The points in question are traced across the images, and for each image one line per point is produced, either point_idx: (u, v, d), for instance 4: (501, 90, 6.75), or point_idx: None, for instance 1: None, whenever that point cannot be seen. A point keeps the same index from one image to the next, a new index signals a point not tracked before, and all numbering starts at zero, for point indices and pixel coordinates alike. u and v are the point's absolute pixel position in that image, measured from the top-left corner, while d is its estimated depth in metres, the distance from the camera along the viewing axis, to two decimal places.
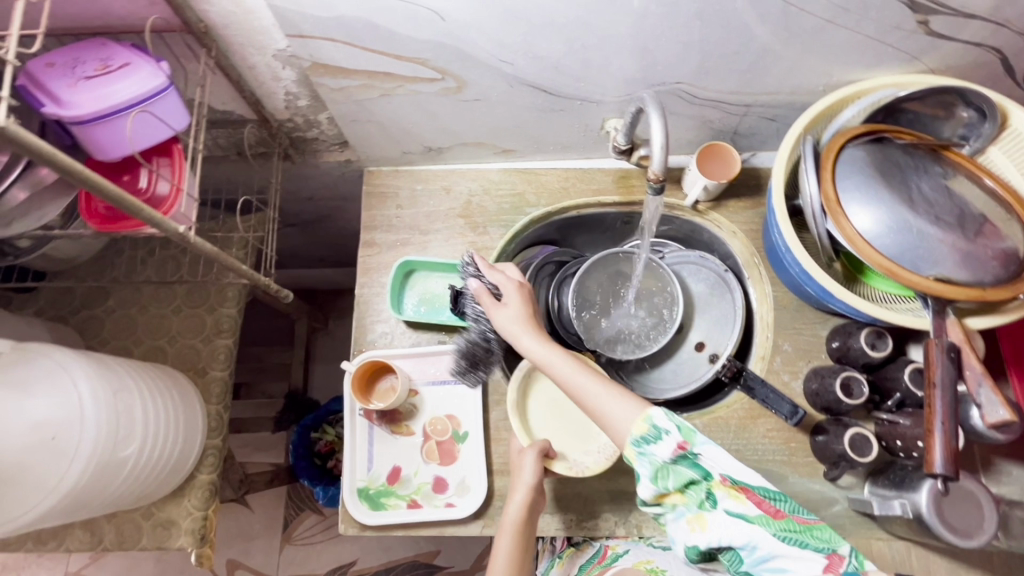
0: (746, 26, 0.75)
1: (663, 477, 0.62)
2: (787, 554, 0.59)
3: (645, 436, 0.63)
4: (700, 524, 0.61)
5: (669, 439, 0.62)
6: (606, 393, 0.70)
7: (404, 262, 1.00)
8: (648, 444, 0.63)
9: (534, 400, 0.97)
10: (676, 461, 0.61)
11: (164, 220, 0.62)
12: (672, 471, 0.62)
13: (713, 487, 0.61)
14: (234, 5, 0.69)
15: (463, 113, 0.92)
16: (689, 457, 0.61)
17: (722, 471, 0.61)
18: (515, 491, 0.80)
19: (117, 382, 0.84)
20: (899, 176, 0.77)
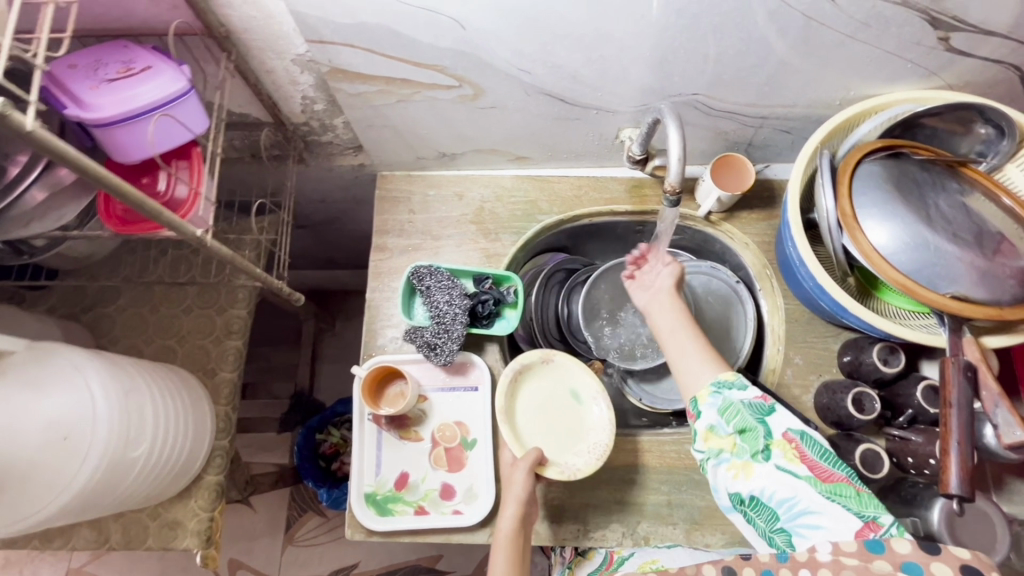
0: (765, 39, 0.75)
1: (731, 416, 0.68)
2: (825, 513, 0.62)
3: (731, 382, 0.71)
4: (747, 471, 0.66)
5: (751, 389, 0.69)
6: (694, 353, 0.76)
7: (416, 267, 0.96)
8: (729, 389, 0.70)
9: (521, 403, 0.94)
10: (751, 407, 0.68)
11: (181, 223, 0.62)
12: (741, 415, 0.68)
13: (774, 443, 0.66)
14: (256, 10, 0.69)
15: (478, 120, 0.92)
16: (762, 411, 0.68)
17: (787, 427, 0.67)
18: (508, 501, 0.80)
19: (129, 383, 0.84)
20: (916, 192, 0.77)
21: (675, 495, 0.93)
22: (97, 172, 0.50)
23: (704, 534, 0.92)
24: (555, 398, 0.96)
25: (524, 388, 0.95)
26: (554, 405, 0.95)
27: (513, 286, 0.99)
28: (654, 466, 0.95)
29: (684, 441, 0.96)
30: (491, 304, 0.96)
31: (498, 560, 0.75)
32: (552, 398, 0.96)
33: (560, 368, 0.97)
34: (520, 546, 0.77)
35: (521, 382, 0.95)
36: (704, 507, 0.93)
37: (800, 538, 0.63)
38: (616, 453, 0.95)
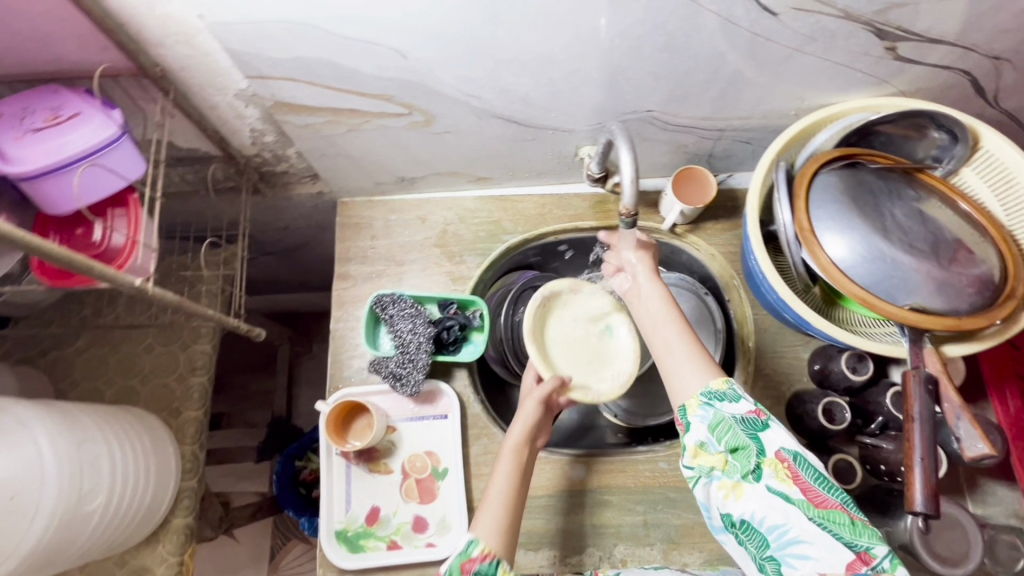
0: (713, 56, 0.74)
1: (722, 433, 0.65)
2: (816, 541, 0.59)
3: (722, 392, 0.67)
4: (737, 492, 0.63)
5: (744, 401, 0.66)
6: (682, 352, 0.72)
7: (379, 295, 0.94)
8: (720, 400, 0.66)
9: (548, 331, 0.89)
10: (742, 422, 0.65)
11: (117, 274, 0.60)
12: (732, 432, 0.64)
13: (765, 462, 0.64)
14: (190, 49, 0.67)
15: (434, 145, 0.90)
16: (755, 426, 0.65)
17: (780, 445, 0.64)
18: (518, 418, 0.80)
19: (82, 434, 0.81)
20: (872, 203, 0.76)
21: (651, 515, 0.92)
22: (25, 238, 0.48)
23: (681, 553, 0.91)
24: (581, 325, 0.91)
25: (550, 315, 0.90)
26: (580, 333, 0.90)
27: (479, 309, 0.97)
28: (628, 486, 0.94)
29: (658, 459, 0.95)
30: (457, 330, 0.94)
31: (500, 480, 0.74)
32: (578, 327, 0.90)
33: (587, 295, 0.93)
34: (524, 467, 0.76)
35: (545, 307, 0.89)
36: (680, 525, 0.92)
37: (789, 567, 0.60)
38: (590, 475, 0.94)
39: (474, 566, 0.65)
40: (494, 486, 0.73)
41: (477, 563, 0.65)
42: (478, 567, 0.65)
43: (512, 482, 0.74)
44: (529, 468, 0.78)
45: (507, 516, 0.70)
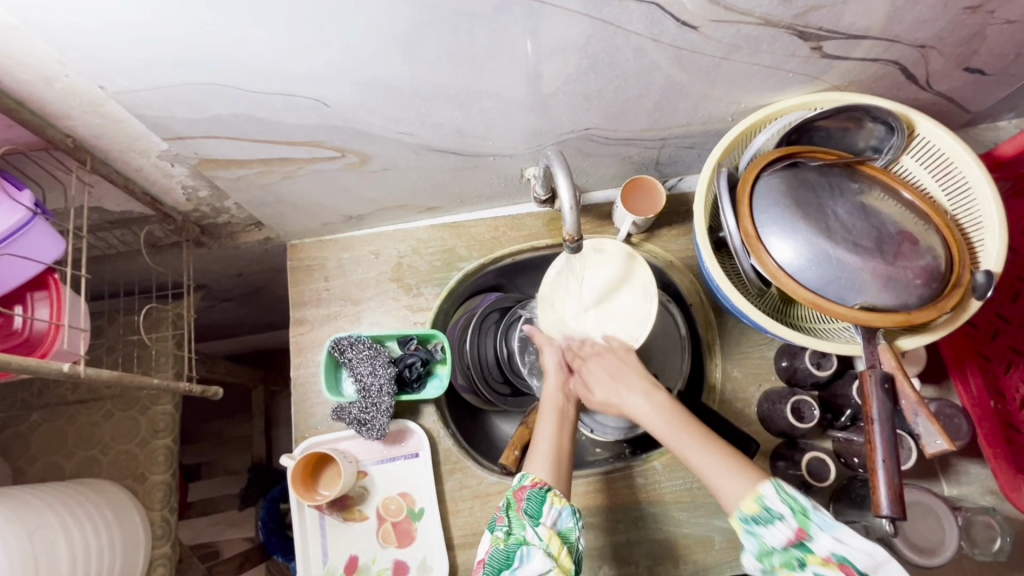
0: (641, 72, 0.73)
1: (769, 558, 0.60)
2: None
3: (755, 516, 0.60)
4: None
5: (781, 526, 0.59)
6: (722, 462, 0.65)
7: (336, 339, 0.91)
8: (757, 526, 0.60)
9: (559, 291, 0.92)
10: (785, 547, 0.59)
11: (43, 364, 0.58)
12: (781, 555, 0.59)
13: (817, 564, 0.58)
14: (100, 117, 0.66)
15: (375, 183, 0.88)
16: (800, 545, 0.59)
17: (832, 551, 0.57)
18: (548, 372, 0.85)
19: (35, 520, 0.78)
20: (815, 202, 0.76)
21: (633, 533, 0.92)
22: None
23: (667, 567, 0.90)
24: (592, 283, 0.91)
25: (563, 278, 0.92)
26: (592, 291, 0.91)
27: (440, 342, 0.96)
28: (608, 506, 0.93)
29: (635, 475, 0.94)
30: (419, 366, 0.93)
31: (545, 426, 0.78)
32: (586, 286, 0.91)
33: (607, 257, 0.91)
34: (564, 411, 0.80)
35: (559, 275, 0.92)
36: (664, 539, 0.91)
37: None
38: (569, 499, 0.94)
39: (525, 494, 0.69)
40: (540, 430, 0.77)
41: (527, 489, 0.69)
42: (528, 493, 0.68)
43: (557, 428, 0.77)
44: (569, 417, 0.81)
45: (555, 455, 0.74)
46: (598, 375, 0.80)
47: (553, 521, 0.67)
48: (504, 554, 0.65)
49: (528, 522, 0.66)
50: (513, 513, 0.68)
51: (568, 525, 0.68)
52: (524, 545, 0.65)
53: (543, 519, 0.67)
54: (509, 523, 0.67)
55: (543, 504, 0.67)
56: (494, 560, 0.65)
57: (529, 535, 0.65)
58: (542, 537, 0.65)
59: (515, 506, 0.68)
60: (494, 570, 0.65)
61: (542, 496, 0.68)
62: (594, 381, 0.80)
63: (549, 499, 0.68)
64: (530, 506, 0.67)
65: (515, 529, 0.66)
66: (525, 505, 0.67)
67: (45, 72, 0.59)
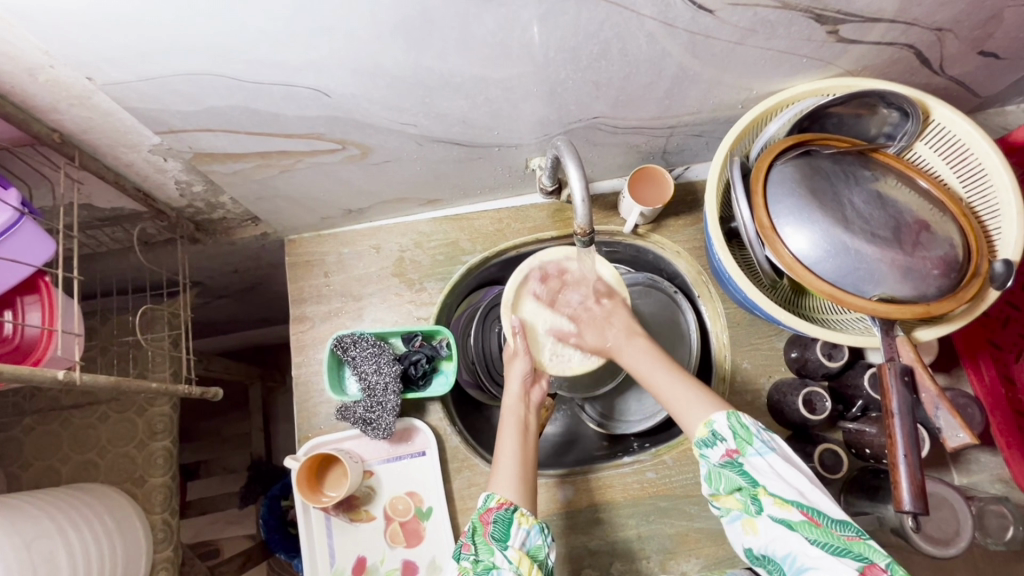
0: (653, 58, 0.71)
1: (717, 482, 0.66)
2: (822, 562, 0.57)
3: (706, 438, 0.67)
4: (752, 526, 0.62)
5: (720, 445, 0.66)
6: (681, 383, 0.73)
7: (339, 337, 0.89)
8: (706, 449, 0.67)
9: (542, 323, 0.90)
10: (727, 468, 0.65)
11: (36, 372, 0.56)
12: (725, 477, 0.65)
13: (758, 490, 0.62)
14: (88, 111, 0.63)
15: (376, 176, 0.86)
16: (738, 465, 0.64)
17: (762, 471, 0.63)
18: (512, 380, 0.83)
19: (34, 529, 0.76)
20: (830, 191, 0.74)
21: (644, 528, 0.91)
22: None
23: (679, 562, 0.90)
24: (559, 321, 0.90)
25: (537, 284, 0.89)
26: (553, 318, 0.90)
27: (445, 338, 0.93)
28: (619, 501, 0.92)
29: (645, 470, 0.93)
30: (424, 363, 0.91)
31: (508, 440, 0.77)
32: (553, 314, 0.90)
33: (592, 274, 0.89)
34: (526, 422, 0.79)
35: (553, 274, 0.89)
36: (675, 534, 0.91)
37: None
38: (578, 495, 0.93)
39: (491, 516, 0.69)
40: (502, 449, 0.76)
41: (493, 512, 0.68)
42: (495, 516, 0.68)
43: (519, 447, 0.76)
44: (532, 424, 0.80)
45: (520, 473, 0.73)
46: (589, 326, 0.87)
47: (521, 542, 0.67)
48: None
49: (496, 547, 0.66)
50: (481, 539, 0.67)
51: (537, 543, 0.68)
52: (493, 569, 0.64)
53: (512, 541, 0.66)
54: (477, 551, 0.66)
55: (510, 526, 0.67)
56: None
57: (498, 560, 0.65)
58: (510, 560, 0.65)
59: (483, 530, 0.68)
60: None
61: (508, 518, 0.68)
62: (586, 328, 0.87)
63: (515, 519, 0.68)
64: (498, 529, 0.67)
65: (483, 555, 0.66)
66: (492, 529, 0.67)
67: (29, 64, 0.55)
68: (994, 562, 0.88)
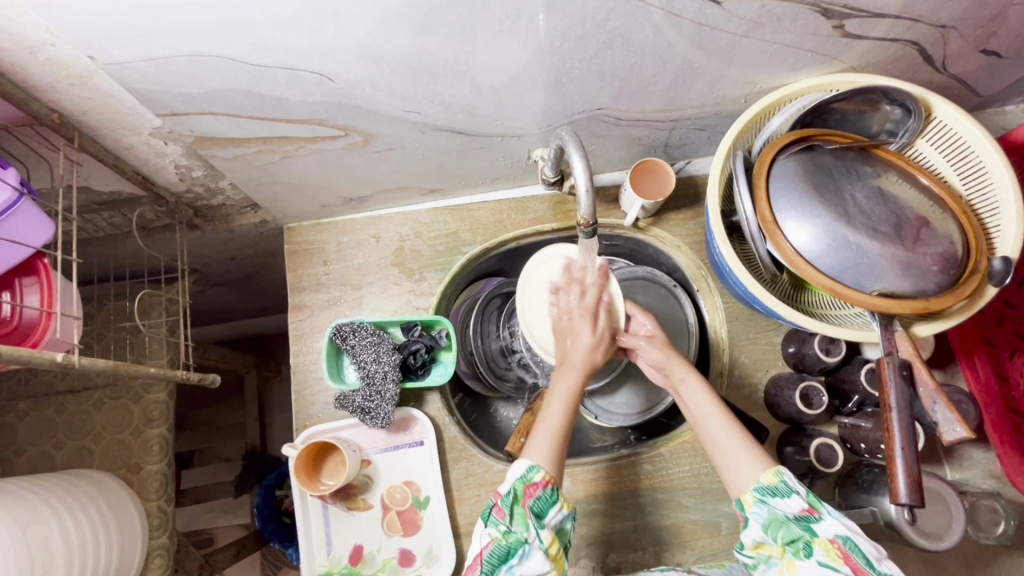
0: (660, 49, 0.71)
1: (774, 530, 0.63)
2: None
3: (774, 488, 0.65)
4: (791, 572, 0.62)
5: (796, 497, 0.64)
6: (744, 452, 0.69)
7: (338, 325, 0.89)
8: (772, 497, 0.64)
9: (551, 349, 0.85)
10: (795, 520, 0.63)
11: (35, 353, 0.55)
12: (786, 528, 0.63)
13: (815, 542, 0.61)
14: (89, 91, 0.62)
15: (378, 164, 0.85)
16: (809, 520, 0.63)
17: (835, 532, 0.61)
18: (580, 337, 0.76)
19: (30, 514, 0.76)
20: (832, 187, 0.74)
21: (641, 519, 0.92)
22: None
23: (674, 553, 0.90)
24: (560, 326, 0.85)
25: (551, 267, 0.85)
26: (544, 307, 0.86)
27: (444, 328, 0.93)
28: (615, 492, 0.93)
29: (642, 461, 0.94)
30: (423, 353, 0.91)
31: (566, 378, 0.74)
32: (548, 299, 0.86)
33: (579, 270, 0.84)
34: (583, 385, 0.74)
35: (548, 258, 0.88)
36: (671, 526, 0.91)
37: None
38: (576, 486, 0.93)
39: (535, 491, 0.67)
40: (548, 412, 0.72)
41: (540, 488, 0.67)
42: (540, 493, 0.67)
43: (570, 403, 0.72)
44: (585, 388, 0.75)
45: (557, 444, 0.71)
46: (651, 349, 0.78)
47: (555, 522, 0.68)
48: (504, 549, 0.64)
49: (532, 522, 0.65)
50: (519, 510, 0.66)
51: (565, 526, 0.69)
52: (525, 543, 0.64)
53: (547, 520, 0.67)
54: (512, 520, 0.65)
55: (551, 506, 0.67)
56: (494, 555, 0.63)
57: (532, 535, 0.64)
58: (543, 538, 0.65)
59: (523, 501, 0.66)
60: (490, 565, 0.64)
61: (552, 499, 0.67)
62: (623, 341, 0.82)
63: (557, 501, 0.68)
64: (538, 506, 0.66)
65: (517, 527, 0.65)
66: (534, 504, 0.66)
67: (29, 41, 0.54)
68: (984, 556, 0.90)
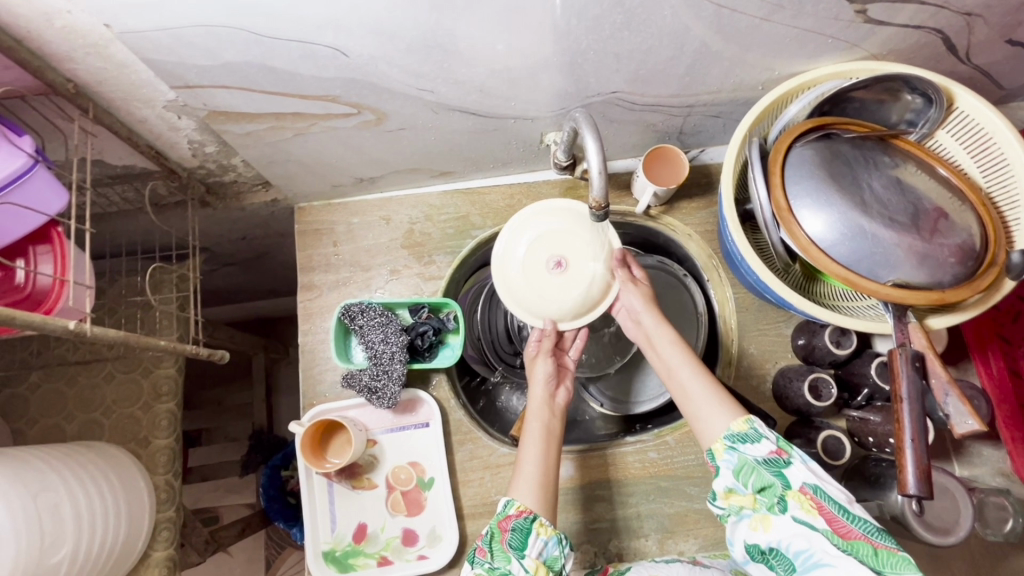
0: (677, 31, 0.69)
1: (746, 477, 0.65)
2: (835, 563, 0.58)
3: (744, 435, 0.66)
4: (764, 523, 0.63)
5: (765, 441, 0.65)
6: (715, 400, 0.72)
7: (346, 305, 0.89)
8: (743, 443, 0.66)
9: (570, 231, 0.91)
10: (765, 466, 0.64)
11: (48, 320, 0.56)
12: (757, 474, 0.64)
13: (788, 494, 0.63)
14: (104, 61, 0.62)
15: (389, 144, 0.85)
16: (779, 464, 0.64)
17: (803, 479, 0.62)
18: (536, 382, 0.84)
19: (40, 481, 0.78)
20: (849, 175, 0.73)
21: (644, 506, 0.92)
22: None
23: (676, 541, 0.90)
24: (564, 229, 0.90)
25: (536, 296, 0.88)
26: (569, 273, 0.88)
27: (452, 311, 0.93)
28: (618, 479, 0.93)
29: (647, 449, 0.94)
30: (431, 335, 0.90)
31: (531, 426, 0.79)
32: (562, 266, 0.88)
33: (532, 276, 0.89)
34: (550, 427, 0.79)
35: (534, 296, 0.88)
36: (674, 514, 0.91)
37: None
38: (581, 471, 0.93)
39: (510, 524, 0.70)
40: (526, 450, 0.77)
41: (512, 519, 0.70)
42: (514, 524, 0.70)
43: (542, 446, 0.77)
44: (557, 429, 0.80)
45: (541, 483, 0.74)
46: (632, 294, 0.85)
47: (538, 552, 0.68)
48: None
49: (513, 555, 0.67)
50: (498, 546, 0.69)
51: (554, 554, 0.69)
52: None
53: (529, 550, 0.68)
54: (493, 557, 0.68)
55: (529, 536, 0.69)
56: None
57: (514, 567, 0.67)
58: (527, 568, 0.67)
59: (501, 537, 0.69)
60: None
61: (526, 527, 0.69)
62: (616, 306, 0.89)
63: (533, 529, 0.69)
64: (515, 537, 0.69)
65: (499, 562, 0.67)
66: (511, 537, 0.69)
67: (45, 8, 0.55)
68: (990, 555, 0.89)
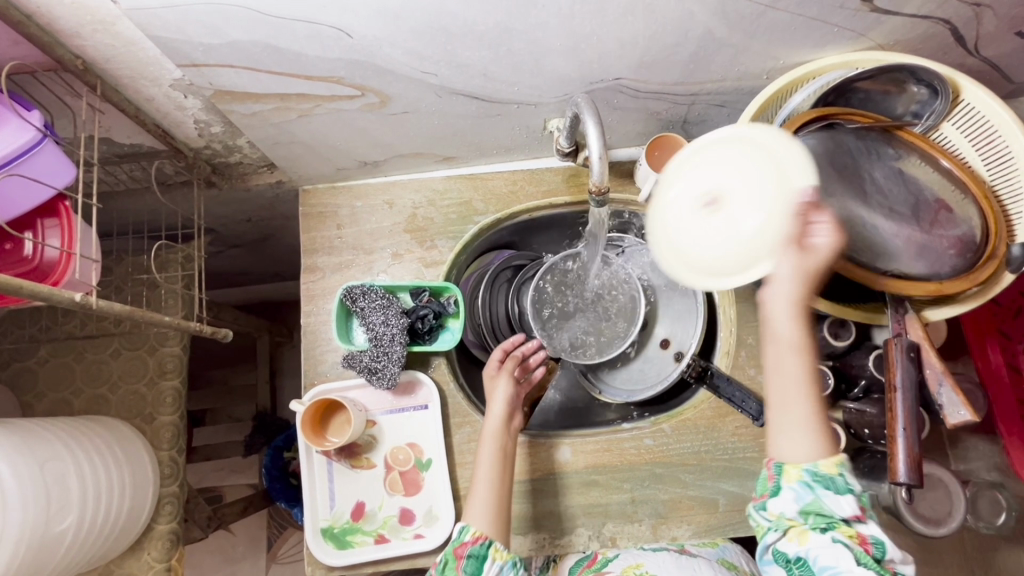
0: (681, 17, 0.69)
1: (812, 511, 0.61)
2: None
3: (830, 479, 0.61)
4: (801, 539, 0.61)
5: (849, 497, 0.61)
6: (807, 428, 0.62)
7: (348, 287, 0.89)
8: (826, 488, 0.61)
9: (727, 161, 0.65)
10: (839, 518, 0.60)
11: (54, 291, 0.57)
12: (823, 515, 0.61)
13: (843, 528, 0.60)
14: (112, 38, 0.63)
15: (392, 127, 0.85)
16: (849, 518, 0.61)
17: (871, 532, 0.60)
18: (496, 402, 0.89)
19: (47, 451, 0.80)
20: (851, 167, 0.74)
21: (639, 492, 0.93)
22: None
23: (670, 527, 0.92)
24: (768, 171, 0.61)
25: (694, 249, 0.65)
26: (726, 217, 0.63)
27: (453, 295, 0.94)
28: (613, 465, 0.93)
29: (643, 437, 0.94)
30: (431, 319, 0.91)
31: (486, 448, 0.85)
32: (711, 204, 0.64)
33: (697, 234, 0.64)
34: (504, 444, 0.86)
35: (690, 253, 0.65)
36: (668, 500, 0.92)
37: None
38: (578, 457, 0.94)
39: (465, 550, 0.75)
40: (480, 469, 0.83)
41: (468, 546, 0.75)
42: (469, 551, 0.75)
43: (494, 468, 0.83)
44: (509, 447, 0.87)
45: (492, 507, 0.79)
46: (786, 283, 0.60)
47: None
48: None
49: None
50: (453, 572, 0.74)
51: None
52: None
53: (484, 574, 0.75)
54: None
55: (484, 562, 0.75)
56: None
57: None
58: None
59: (456, 563, 0.74)
60: None
61: (482, 554, 0.75)
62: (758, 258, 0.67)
63: (488, 555, 0.75)
64: (471, 564, 0.74)
65: None
66: (467, 563, 0.74)
67: None
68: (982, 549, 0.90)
